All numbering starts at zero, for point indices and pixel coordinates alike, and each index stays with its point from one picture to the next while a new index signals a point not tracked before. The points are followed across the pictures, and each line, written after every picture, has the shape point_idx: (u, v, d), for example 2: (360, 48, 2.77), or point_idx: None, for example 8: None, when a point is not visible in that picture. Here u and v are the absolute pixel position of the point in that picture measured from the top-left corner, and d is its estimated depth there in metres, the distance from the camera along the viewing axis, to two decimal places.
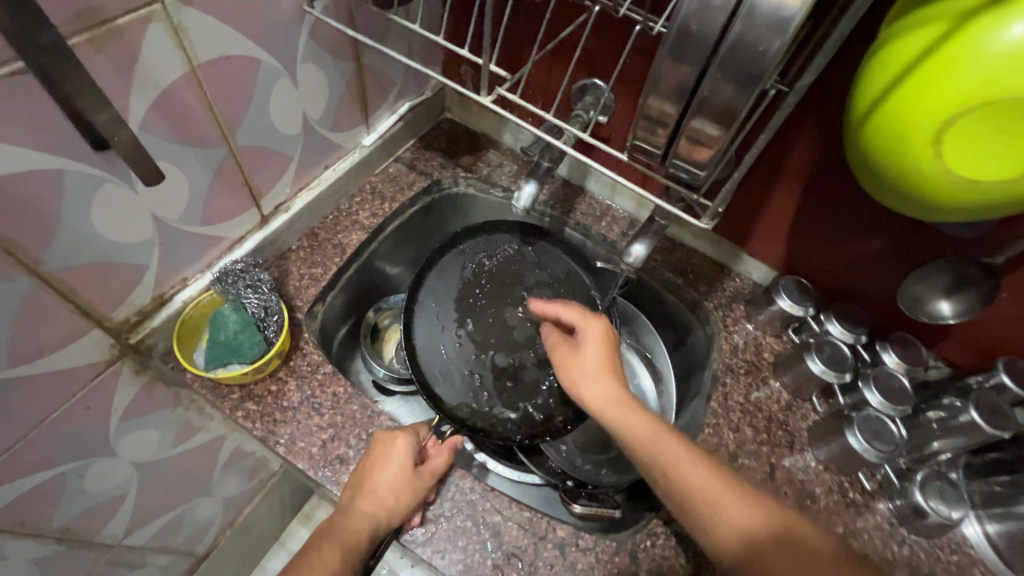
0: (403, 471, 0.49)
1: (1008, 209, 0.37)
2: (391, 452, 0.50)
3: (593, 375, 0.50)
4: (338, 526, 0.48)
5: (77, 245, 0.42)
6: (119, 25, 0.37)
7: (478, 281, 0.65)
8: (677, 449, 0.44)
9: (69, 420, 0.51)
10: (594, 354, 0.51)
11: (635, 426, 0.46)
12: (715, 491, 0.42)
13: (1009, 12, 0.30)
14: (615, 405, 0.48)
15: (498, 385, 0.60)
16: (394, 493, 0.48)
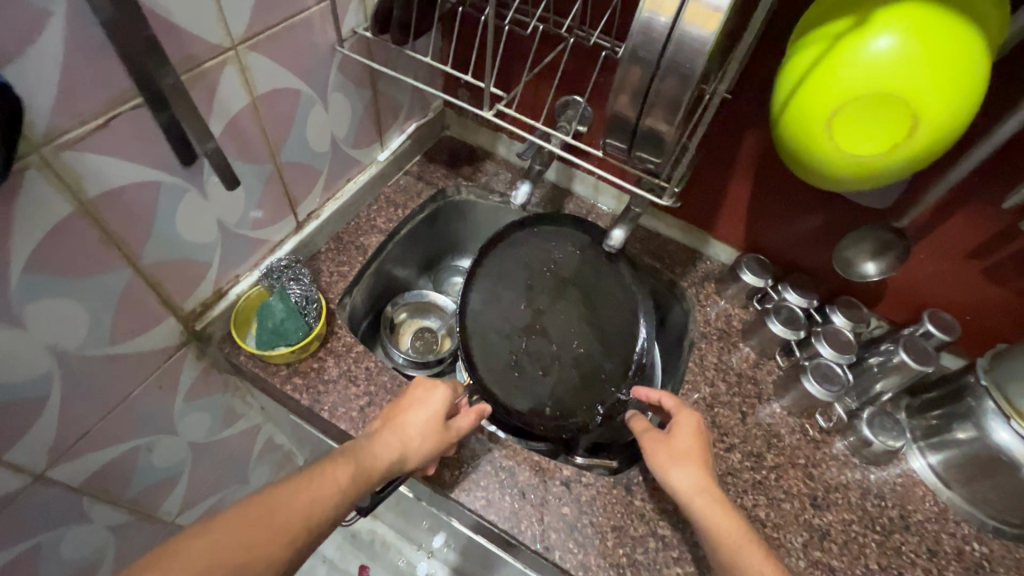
0: (439, 412, 0.57)
1: (876, 182, 0.48)
2: (429, 393, 0.58)
3: (684, 464, 0.53)
4: (357, 451, 0.51)
5: (163, 243, 0.52)
6: (205, 68, 0.47)
7: (543, 271, 0.73)
8: (759, 560, 0.47)
9: (146, 398, 0.60)
10: (686, 446, 0.55)
11: (722, 525, 0.50)
12: None
13: (870, 32, 0.42)
14: (704, 499, 0.51)
15: (533, 353, 0.69)
16: (427, 428, 0.56)
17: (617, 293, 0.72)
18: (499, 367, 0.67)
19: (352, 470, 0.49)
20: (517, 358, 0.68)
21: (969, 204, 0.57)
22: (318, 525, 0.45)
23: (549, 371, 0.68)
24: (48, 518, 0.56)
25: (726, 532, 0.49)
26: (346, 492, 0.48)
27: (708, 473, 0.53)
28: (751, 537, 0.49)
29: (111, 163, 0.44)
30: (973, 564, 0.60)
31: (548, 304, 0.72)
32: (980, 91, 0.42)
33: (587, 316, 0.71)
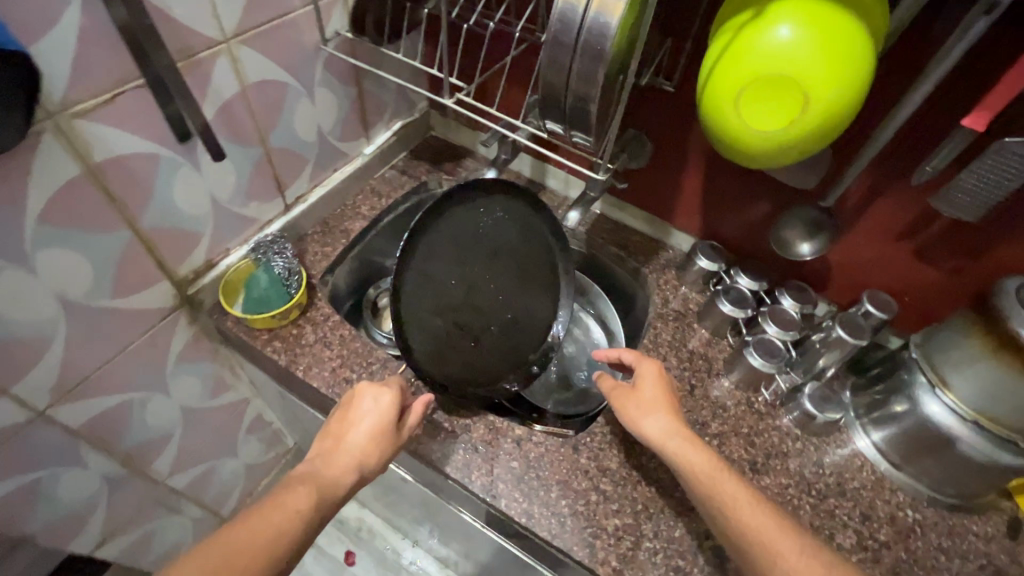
0: (389, 417, 0.60)
1: (789, 157, 0.53)
2: (375, 398, 0.61)
3: (653, 412, 0.58)
4: (318, 479, 0.53)
5: (160, 210, 0.60)
6: (200, 57, 0.55)
7: (474, 238, 0.72)
8: (734, 490, 0.51)
9: (140, 354, 0.66)
10: (654, 395, 0.60)
11: (695, 459, 0.53)
12: (768, 532, 0.47)
13: (764, 24, 0.48)
14: (675, 440, 0.55)
15: (463, 326, 0.71)
16: (378, 434, 0.58)
17: (544, 261, 0.78)
18: (434, 340, 0.69)
19: (313, 492, 0.51)
20: (450, 331, 0.70)
21: (890, 187, 0.62)
22: (285, 553, 0.46)
23: (482, 337, 0.72)
24: (47, 457, 0.62)
25: (700, 465, 0.53)
26: (309, 512, 0.49)
27: (676, 416, 0.58)
28: (725, 469, 0.53)
29: (116, 134, 0.51)
30: (905, 528, 0.63)
31: (487, 281, 0.73)
32: (865, 77, 0.48)
33: (522, 292, 0.76)
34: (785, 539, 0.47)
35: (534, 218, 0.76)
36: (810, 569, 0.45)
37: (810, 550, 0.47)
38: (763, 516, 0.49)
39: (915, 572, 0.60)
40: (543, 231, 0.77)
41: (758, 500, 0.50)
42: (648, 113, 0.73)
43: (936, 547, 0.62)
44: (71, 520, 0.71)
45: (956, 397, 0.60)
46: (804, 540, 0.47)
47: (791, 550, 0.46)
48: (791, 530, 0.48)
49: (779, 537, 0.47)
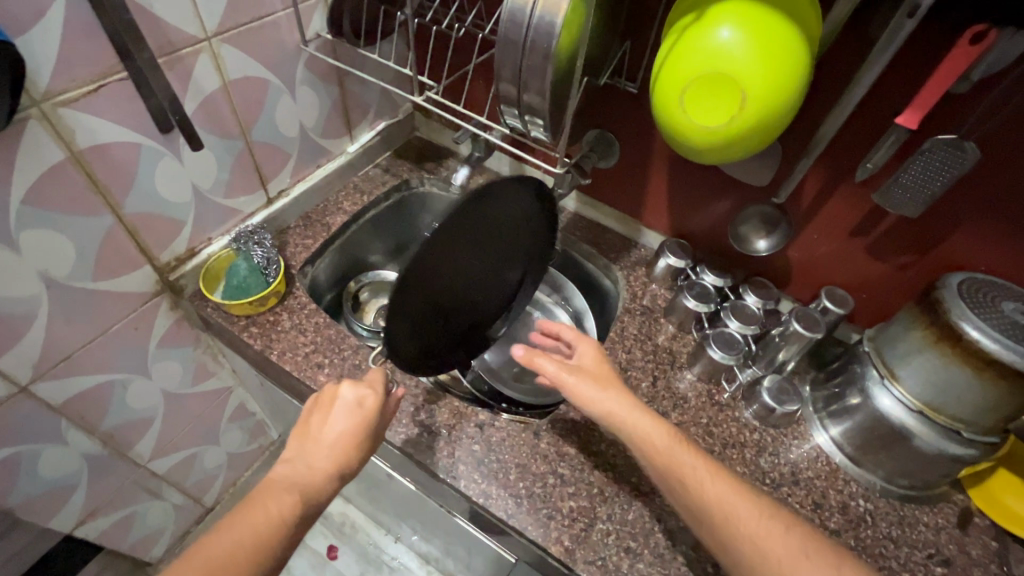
0: (371, 419, 0.57)
1: (736, 151, 0.55)
2: (356, 398, 0.57)
3: (604, 390, 0.58)
4: (298, 484, 0.50)
5: (143, 197, 0.63)
6: (182, 54, 0.59)
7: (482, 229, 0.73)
8: (692, 461, 0.51)
9: (121, 335, 0.69)
10: (600, 371, 0.60)
11: (652, 436, 0.54)
12: (728, 499, 0.49)
13: (704, 25, 0.51)
14: (631, 416, 0.55)
15: (450, 310, 0.69)
16: (360, 437, 0.55)
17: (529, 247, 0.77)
18: (417, 325, 0.65)
19: (296, 499, 0.48)
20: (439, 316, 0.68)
21: (841, 185, 0.64)
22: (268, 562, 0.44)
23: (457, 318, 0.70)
24: (28, 431, 0.65)
25: (657, 440, 0.53)
26: (292, 519, 0.47)
27: (626, 392, 0.57)
28: (679, 440, 0.53)
29: (100, 123, 0.55)
30: (856, 517, 0.65)
31: (483, 268, 0.72)
32: (801, 75, 0.50)
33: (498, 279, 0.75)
34: (745, 506, 0.48)
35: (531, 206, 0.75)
36: (769, 531, 0.46)
37: (770, 514, 0.48)
38: (721, 485, 0.50)
39: (864, 559, 0.61)
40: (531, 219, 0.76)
41: (713, 467, 0.51)
42: (615, 113, 0.76)
43: (886, 535, 0.63)
44: (51, 495, 0.74)
45: (903, 388, 0.62)
46: (765, 505, 0.49)
47: (751, 515, 0.48)
48: (748, 495, 0.49)
49: (737, 504, 0.48)
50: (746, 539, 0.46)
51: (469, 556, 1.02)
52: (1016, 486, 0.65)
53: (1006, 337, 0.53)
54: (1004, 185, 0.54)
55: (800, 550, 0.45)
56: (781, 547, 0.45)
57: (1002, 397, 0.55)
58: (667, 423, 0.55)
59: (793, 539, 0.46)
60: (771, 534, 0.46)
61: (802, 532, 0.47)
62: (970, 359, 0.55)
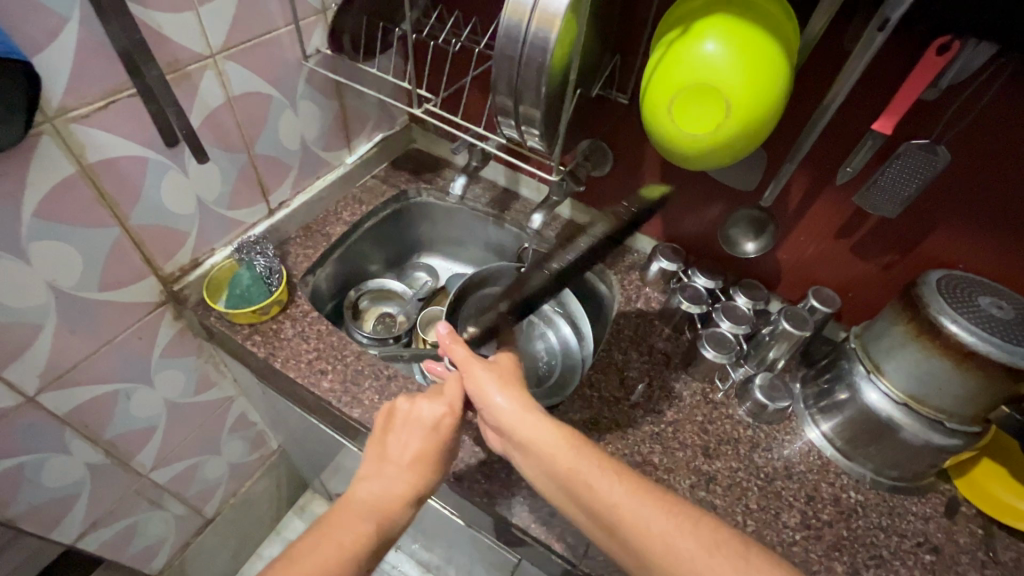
0: (444, 441, 0.59)
1: (725, 158, 0.58)
2: (431, 418, 0.59)
3: (500, 390, 0.58)
4: (368, 505, 0.53)
5: (148, 209, 0.64)
6: (188, 71, 0.61)
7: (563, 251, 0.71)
8: (589, 463, 0.51)
9: (126, 345, 0.70)
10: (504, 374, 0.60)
11: (545, 442, 0.53)
12: (629, 501, 0.47)
13: (690, 39, 0.54)
14: (527, 416, 0.55)
15: None
16: (433, 460, 0.57)
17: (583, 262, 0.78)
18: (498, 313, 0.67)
19: (370, 526, 0.52)
20: None
21: (824, 188, 0.67)
22: None
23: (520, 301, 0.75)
24: (33, 442, 0.65)
25: (549, 441, 0.53)
26: (364, 547, 0.50)
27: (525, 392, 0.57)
28: (575, 441, 0.52)
29: (110, 137, 0.57)
30: (847, 508, 0.67)
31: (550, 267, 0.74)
32: (782, 85, 0.53)
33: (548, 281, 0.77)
34: (649, 504, 0.47)
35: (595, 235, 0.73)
36: (679, 528, 0.45)
37: (679, 511, 0.47)
38: (620, 488, 0.48)
39: (856, 549, 0.63)
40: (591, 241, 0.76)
41: (618, 467, 0.50)
42: (607, 123, 0.79)
43: (876, 525, 0.66)
44: (52, 507, 0.74)
45: (888, 382, 0.65)
46: (674, 500, 0.48)
47: (656, 515, 0.46)
48: (657, 493, 0.48)
49: (639, 506, 0.47)
50: (656, 540, 0.45)
51: (471, 562, 1.03)
52: (1003, 478, 0.66)
53: (983, 331, 0.56)
54: (974, 185, 0.57)
55: (709, 544, 0.44)
56: (691, 543, 0.44)
57: (981, 388, 0.58)
58: (566, 427, 0.54)
59: (703, 531, 0.45)
60: (680, 529, 0.45)
61: (710, 525, 0.46)
62: (950, 352, 0.58)
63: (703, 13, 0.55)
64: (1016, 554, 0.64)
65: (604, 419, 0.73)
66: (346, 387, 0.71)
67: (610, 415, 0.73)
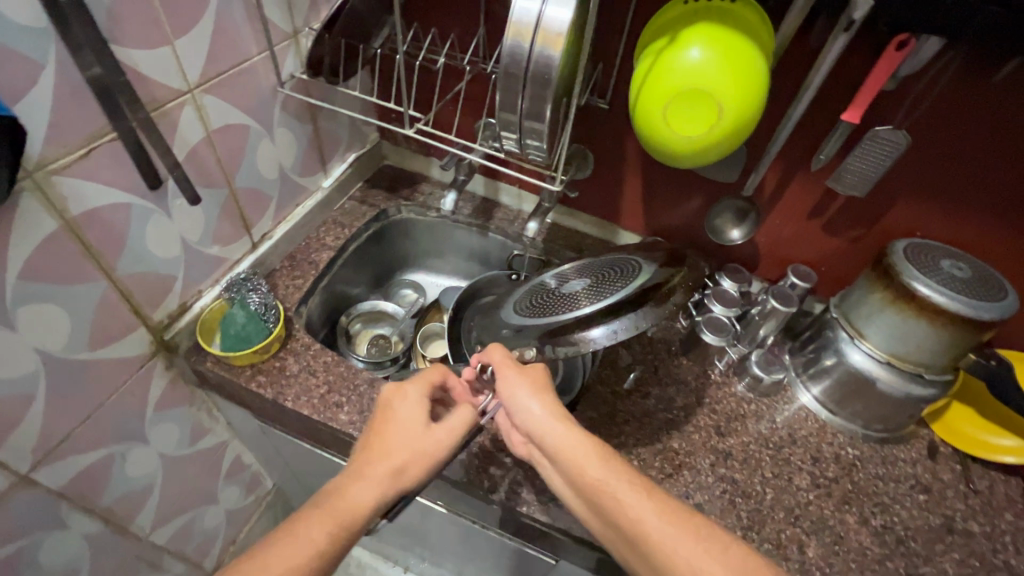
0: (427, 437, 0.56)
1: (715, 154, 0.62)
2: (410, 410, 0.58)
3: (532, 396, 0.57)
4: (337, 501, 0.49)
5: (134, 257, 0.60)
6: (167, 108, 0.58)
7: (598, 284, 0.68)
8: (620, 478, 0.51)
9: (119, 404, 0.66)
10: (536, 378, 0.59)
11: (578, 453, 0.52)
12: (655, 520, 0.47)
13: (678, 48, 0.57)
14: (560, 427, 0.55)
15: (540, 291, 0.73)
16: (415, 450, 0.55)
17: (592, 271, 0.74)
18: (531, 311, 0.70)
19: (336, 523, 0.48)
20: (536, 298, 0.72)
21: (797, 175, 0.73)
22: None
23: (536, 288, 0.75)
24: (27, 522, 0.60)
25: (584, 453, 0.53)
26: (330, 548, 0.47)
27: (560, 402, 0.57)
28: (608, 455, 0.52)
29: (92, 185, 0.53)
30: (848, 463, 0.73)
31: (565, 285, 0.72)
32: (765, 84, 0.58)
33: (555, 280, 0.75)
34: (675, 524, 0.47)
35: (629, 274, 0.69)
36: (704, 550, 0.45)
37: (705, 534, 0.46)
38: (648, 505, 0.48)
39: (862, 499, 0.70)
40: (614, 268, 0.73)
41: (646, 485, 0.50)
42: (588, 128, 0.82)
43: (875, 475, 0.72)
44: None
45: (870, 344, 0.71)
46: (700, 522, 0.47)
47: (679, 538, 0.46)
48: (684, 512, 0.48)
49: (666, 525, 0.47)
50: (682, 563, 0.45)
51: None
52: (972, 417, 0.76)
53: (950, 290, 0.63)
54: (928, 160, 0.64)
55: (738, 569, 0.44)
56: (719, 567, 0.44)
57: (956, 340, 0.65)
58: (598, 440, 0.54)
59: (732, 558, 0.45)
60: (707, 553, 0.45)
61: (742, 551, 0.45)
62: (924, 311, 0.64)
63: (685, 23, 0.58)
64: (990, 481, 0.73)
65: (620, 412, 0.76)
66: (366, 417, 0.70)
67: (624, 408, 0.76)
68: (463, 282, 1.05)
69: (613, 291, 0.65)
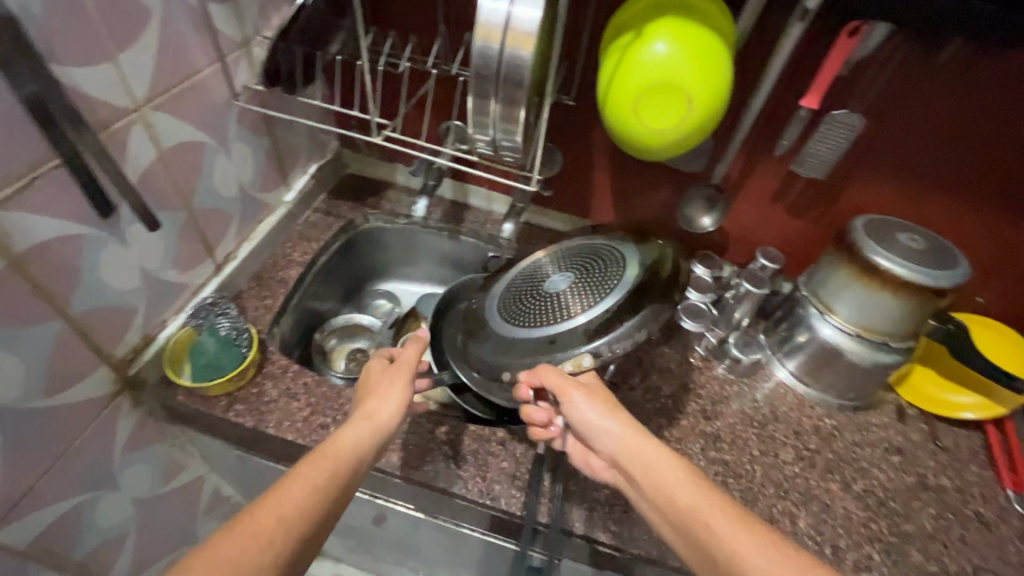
0: (390, 381, 0.59)
1: (686, 145, 0.63)
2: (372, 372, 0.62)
3: (614, 416, 0.58)
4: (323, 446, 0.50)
5: (90, 290, 0.56)
6: (115, 128, 0.54)
7: (588, 282, 0.67)
8: (713, 506, 0.48)
9: (85, 450, 0.61)
10: (613, 401, 0.60)
11: (669, 477, 0.52)
12: (754, 554, 0.44)
13: (643, 42, 0.58)
14: (647, 449, 0.55)
15: (527, 290, 0.71)
16: (381, 392, 0.58)
17: (574, 257, 0.73)
18: (524, 318, 0.68)
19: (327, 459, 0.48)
20: (525, 300, 0.70)
21: (761, 161, 0.76)
22: (297, 522, 0.42)
23: (520, 285, 0.73)
24: None
25: (675, 477, 0.51)
26: (327, 483, 0.46)
27: (647, 426, 0.57)
28: (700, 482, 0.51)
29: (37, 217, 0.49)
30: (827, 433, 0.77)
31: (551, 282, 0.70)
32: (730, 73, 0.59)
33: (538, 274, 0.73)
34: (773, 560, 0.44)
35: (617, 261, 0.68)
36: None
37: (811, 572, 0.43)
38: (745, 537, 0.45)
39: (843, 467, 0.73)
40: (598, 254, 0.71)
41: (743, 516, 0.47)
42: (555, 125, 0.82)
43: (853, 442, 0.76)
44: None
45: (839, 318, 0.74)
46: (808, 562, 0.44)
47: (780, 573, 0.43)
48: (786, 549, 0.45)
49: (763, 558, 0.44)
50: None
51: None
52: (933, 378, 0.81)
53: (910, 262, 0.66)
54: (882, 140, 0.68)
55: None
56: None
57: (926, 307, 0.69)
58: (691, 466, 0.53)
59: None
60: None
61: None
62: (887, 283, 0.68)
63: (647, 19, 0.59)
64: (954, 437, 0.78)
65: None
66: None
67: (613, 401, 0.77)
68: (438, 288, 1.03)
69: (618, 279, 0.65)
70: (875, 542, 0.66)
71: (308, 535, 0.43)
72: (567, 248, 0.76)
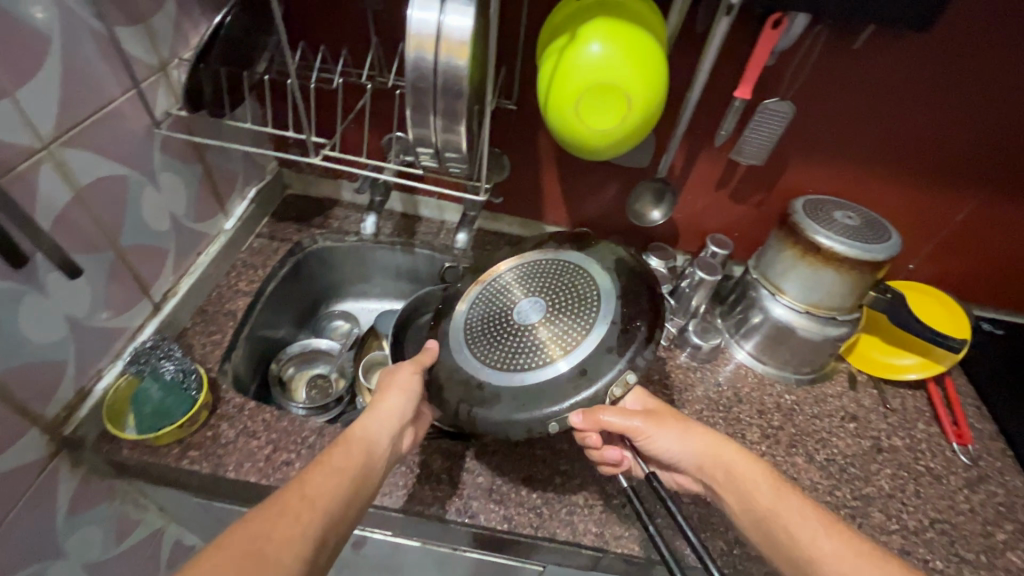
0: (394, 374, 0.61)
1: (630, 141, 0.63)
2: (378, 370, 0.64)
3: (691, 433, 0.58)
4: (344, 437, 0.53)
5: (8, 349, 0.51)
6: (20, 170, 0.49)
7: (563, 309, 0.61)
8: (798, 513, 0.50)
9: (22, 522, 0.56)
10: (686, 418, 0.60)
11: (756, 487, 0.53)
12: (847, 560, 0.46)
13: (578, 44, 0.58)
14: (728, 460, 0.56)
15: (491, 326, 0.63)
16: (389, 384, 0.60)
17: (534, 280, 0.67)
18: (499, 360, 0.60)
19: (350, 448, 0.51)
20: (492, 340, 0.62)
21: (702, 151, 0.78)
22: (329, 503, 0.46)
23: (480, 324, 0.64)
24: None
25: (761, 487, 0.53)
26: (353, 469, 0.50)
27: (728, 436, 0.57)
28: (783, 489, 0.52)
29: None
30: (788, 409, 0.80)
31: (518, 314, 0.63)
32: (665, 69, 0.59)
33: (499, 307, 0.65)
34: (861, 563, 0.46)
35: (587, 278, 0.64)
36: None
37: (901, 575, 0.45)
38: (833, 543, 0.47)
39: (806, 439, 0.76)
40: (560, 273, 0.66)
41: (833, 522, 0.49)
42: (498, 131, 0.81)
43: (812, 415, 0.79)
44: None
45: (789, 297, 0.77)
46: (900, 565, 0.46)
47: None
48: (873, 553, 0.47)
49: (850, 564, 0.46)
50: None
51: None
52: (879, 344, 0.86)
53: (846, 237, 0.69)
54: (813, 123, 0.71)
55: None
56: None
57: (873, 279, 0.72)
58: (776, 472, 0.54)
59: None
60: None
61: None
62: (829, 259, 0.70)
63: (580, 20, 0.59)
64: (901, 398, 0.82)
65: None
66: None
67: None
68: (396, 304, 1.01)
69: (593, 290, 0.62)
70: (842, 508, 0.70)
71: (340, 516, 0.46)
72: (521, 270, 0.69)
